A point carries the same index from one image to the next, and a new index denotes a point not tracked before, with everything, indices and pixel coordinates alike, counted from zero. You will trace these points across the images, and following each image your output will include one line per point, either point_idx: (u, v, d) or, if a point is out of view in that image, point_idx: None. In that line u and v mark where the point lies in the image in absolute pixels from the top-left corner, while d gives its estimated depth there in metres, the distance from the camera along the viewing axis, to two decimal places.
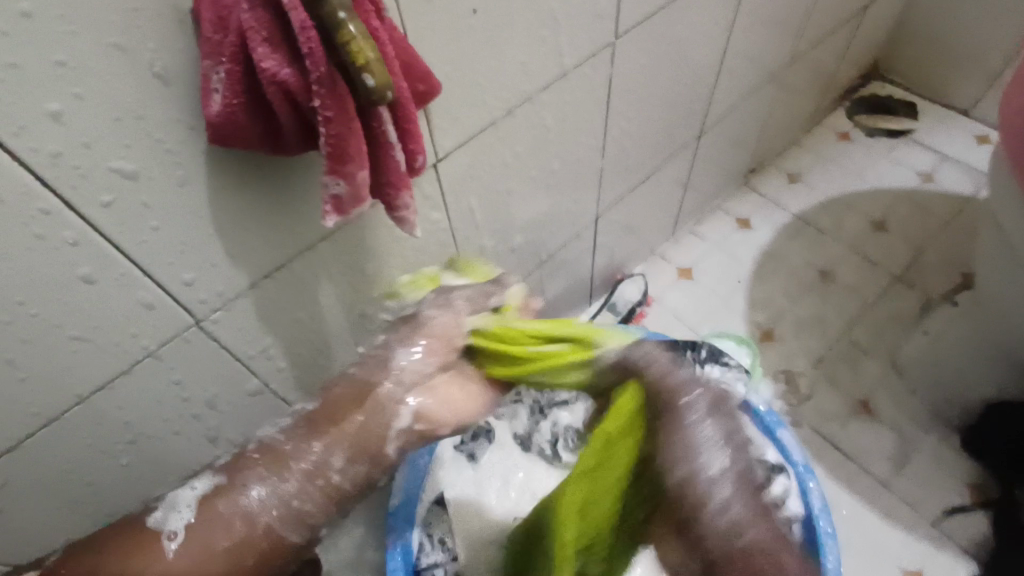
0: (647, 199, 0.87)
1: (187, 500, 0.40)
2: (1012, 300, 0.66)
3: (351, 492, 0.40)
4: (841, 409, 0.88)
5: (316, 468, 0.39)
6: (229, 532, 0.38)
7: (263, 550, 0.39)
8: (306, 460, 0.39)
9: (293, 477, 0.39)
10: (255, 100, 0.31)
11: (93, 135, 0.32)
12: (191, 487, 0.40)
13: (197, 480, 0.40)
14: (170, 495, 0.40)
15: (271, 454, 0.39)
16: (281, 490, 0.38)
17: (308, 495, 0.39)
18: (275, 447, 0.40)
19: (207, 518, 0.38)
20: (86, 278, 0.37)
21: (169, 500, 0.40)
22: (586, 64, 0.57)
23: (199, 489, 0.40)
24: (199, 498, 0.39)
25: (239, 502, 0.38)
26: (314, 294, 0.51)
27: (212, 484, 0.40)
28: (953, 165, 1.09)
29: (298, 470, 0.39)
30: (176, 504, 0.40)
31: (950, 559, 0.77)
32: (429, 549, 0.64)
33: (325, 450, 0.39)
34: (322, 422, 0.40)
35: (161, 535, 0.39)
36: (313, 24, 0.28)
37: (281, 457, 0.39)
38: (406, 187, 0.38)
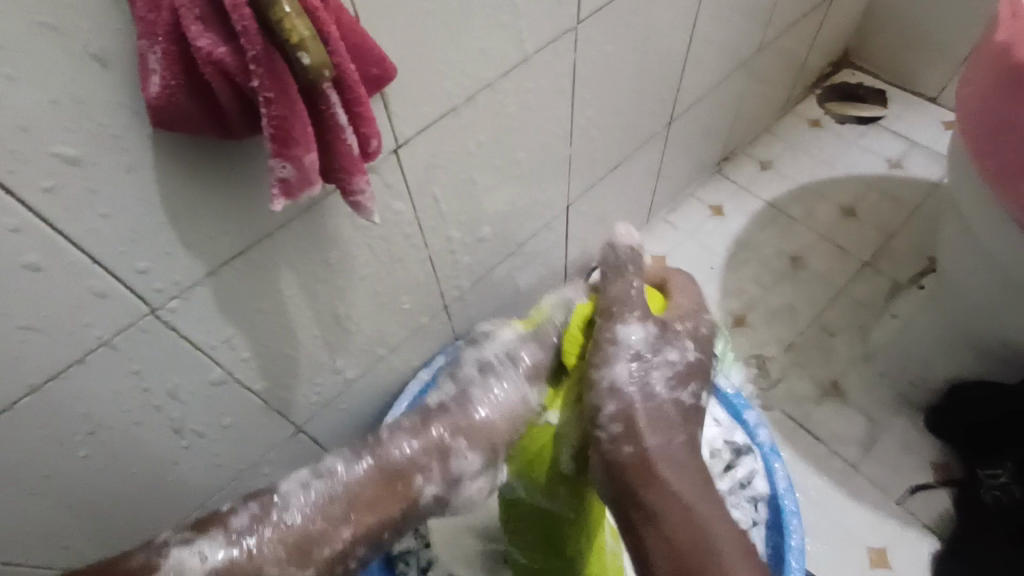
0: (617, 187, 0.87)
1: (200, 554, 0.46)
2: (975, 282, 0.67)
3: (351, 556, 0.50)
4: (811, 392, 0.90)
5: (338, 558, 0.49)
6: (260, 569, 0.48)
7: None
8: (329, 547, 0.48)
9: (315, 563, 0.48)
10: (194, 82, 0.31)
11: (29, 119, 0.31)
12: (200, 551, 0.46)
13: (205, 545, 0.46)
14: (177, 552, 0.45)
15: (271, 513, 0.49)
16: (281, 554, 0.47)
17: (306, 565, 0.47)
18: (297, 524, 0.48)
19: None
20: (31, 265, 0.36)
21: (174, 558, 0.45)
22: (548, 50, 0.56)
23: (213, 550, 0.46)
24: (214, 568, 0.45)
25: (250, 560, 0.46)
26: (276, 283, 0.51)
27: (225, 556, 0.46)
28: (921, 152, 1.10)
29: (321, 557, 0.48)
30: (182, 566, 0.45)
31: (915, 538, 0.79)
32: (403, 536, 0.72)
33: (352, 539, 0.49)
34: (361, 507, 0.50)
35: None
36: (246, 3, 0.28)
37: (308, 537, 0.48)
38: (359, 170, 0.38)
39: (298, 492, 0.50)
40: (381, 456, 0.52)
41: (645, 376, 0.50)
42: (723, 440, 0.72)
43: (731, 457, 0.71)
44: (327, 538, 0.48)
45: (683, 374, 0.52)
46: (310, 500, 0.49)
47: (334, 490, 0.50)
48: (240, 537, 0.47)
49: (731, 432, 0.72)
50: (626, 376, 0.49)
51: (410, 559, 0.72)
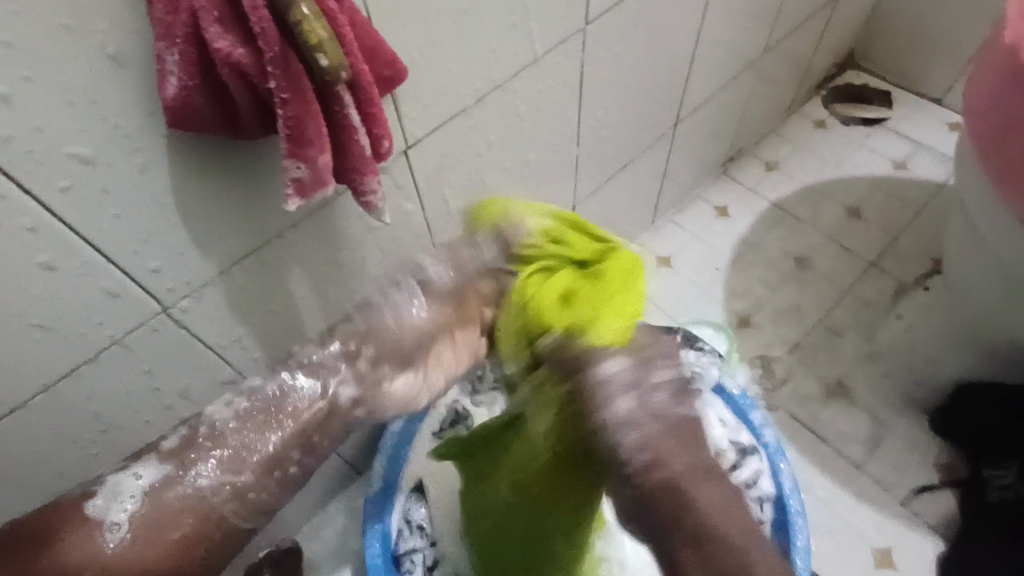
0: (624, 188, 0.87)
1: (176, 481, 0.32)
2: (981, 284, 0.67)
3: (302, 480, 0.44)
4: (816, 393, 0.90)
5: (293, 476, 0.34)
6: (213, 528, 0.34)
7: (215, 540, 0.40)
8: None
9: (253, 468, 0.41)
10: (211, 83, 0.31)
11: (46, 119, 0.31)
12: (135, 474, 0.40)
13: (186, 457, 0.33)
14: (111, 480, 0.40)
15: (223, 440, 0.42)
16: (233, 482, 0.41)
17: (266, 486, 0.42)
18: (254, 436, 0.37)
19: (152, 509, 0.39)
20: (46, 264, 0.36)
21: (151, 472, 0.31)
22: (558, 51, 0.56)
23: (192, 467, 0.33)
24: (145, 489, 0.39)
25: (184, 487, 0.40)
26: (286, 282, 0.51)
27: (158, 473, 0.40)
28: (927, 153, 1.10)
29: (259, 462, 0.41)
30: (117, 492, 0.39)
31: (921, 538, 0.79)
32: (408, 535, 0.72)
33: (284, 442, 0.43)
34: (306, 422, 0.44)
35: (100, 524, 0.38)
36: (265, 5, 0.28)
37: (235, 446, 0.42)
38: (371, 171, 0.38)
39: (222, 409, 0.44)
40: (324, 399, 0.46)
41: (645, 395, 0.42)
42: (729, 440, 0.71)
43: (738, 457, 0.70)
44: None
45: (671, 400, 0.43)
46: (235, 411, 0.43)
47: (256, 423, 0.43)
48: (176, 453, 0.41)
49: (737, 432, 0.71)
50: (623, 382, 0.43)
51: (417, 557, 0.71)
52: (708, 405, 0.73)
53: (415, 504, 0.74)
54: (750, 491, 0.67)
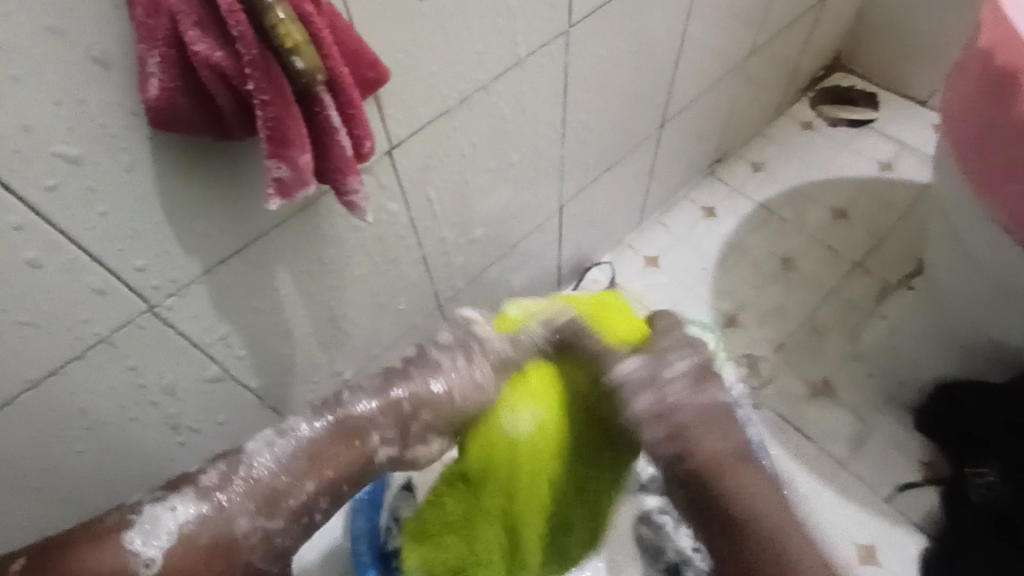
0: (611, 188, 0.88)
1: (167, 525, 0.45)
2: (960, 283, 0.68)
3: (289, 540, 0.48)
4: (801, 391, 0.91)
5: (306, 509, 0.48)
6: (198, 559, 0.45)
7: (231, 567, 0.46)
8: (297, 500, 0.48)
9: (281, 515, 0.47)
10: (193, 85, 0.32)
11: (32, 119, 0.32)
12: (173, 510, 0.45)
13: (177, 499, 0.46)
14: (148, 511, 0.45)
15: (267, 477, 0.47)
16: (265, 526, 0.47)
17: (290, 533, 0.48)
18: (260, 483, 0.47)
19: (180, 547, 0.45)
20: (32, 262, 0.37)
21: (148, 513, 0.45)
22: (541, 53, 0.57)
23: (182, 514, 0.45)
24: (178, 526, 0.45)
25: (213, 517, 0.46)
26: (272, 281, 0.52)
27: (198, 510, 0.46)
28: (911, 155, 1.12)
29: (287, 510, 0.47)
30: (156, 526, 0.45)
31: (903, 534, 0.80)
32: (396, 532, 0.73)
33: (316, 489, 0.48)
34: (320, 462, 0.48)
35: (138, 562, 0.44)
36: (242, 9, 0.29)
37: (269, 492, 0.47)
38: (353, 171, 0.39)
39: (262, 451, 0.48)
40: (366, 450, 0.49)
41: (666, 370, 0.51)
42: None
43: None
44: (293, 490, 0.47)
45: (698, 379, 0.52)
46: (271, 459, 0.48)
47: (297, 447, 0.48)
48: (213, 490, 0.46)
49: None
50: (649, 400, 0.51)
51: None
52: None
53: (403, 503, 0.74)
54: None
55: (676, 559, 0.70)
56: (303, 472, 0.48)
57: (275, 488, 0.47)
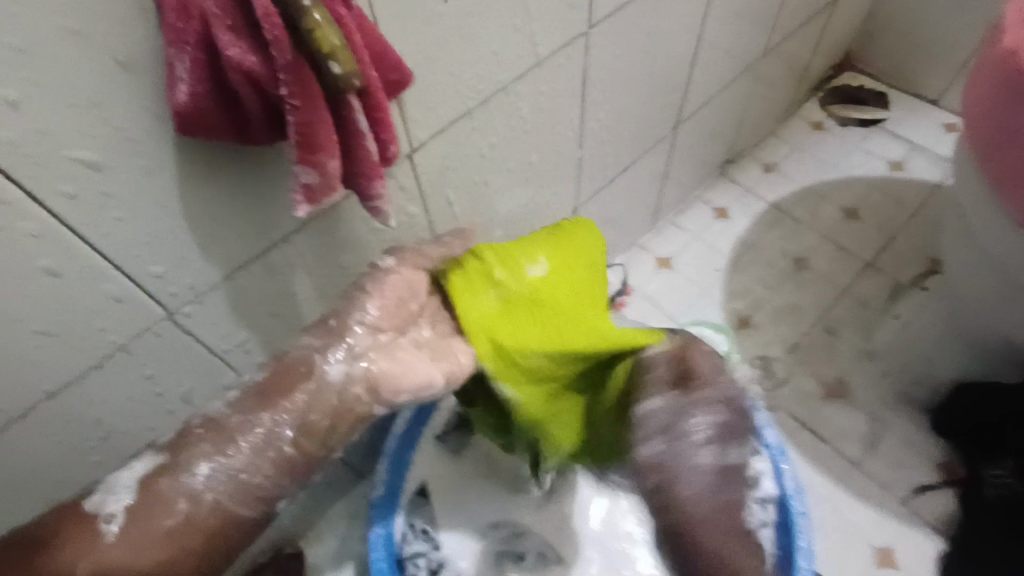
0: (625, 189, 0.88)
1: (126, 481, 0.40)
2: (979, 284, 0.68)
3: (303, 464, 0.42)
4: (816, 393, 0.90)
5: (268, 439, 0.41)
6: (171, 515, 0.38)
7: (209, 531, 0.39)
8: (258, 434, 0.40)
9: (240, 450, 0.40)
10: (221, 89, 0.31)
11: (52, 124, 0.31)
12: (130, 468, 0.40)
13: (138, 461, 0.40)
14: (109, 477, 0.40)
15: (220, 428, 0.40)
16: (222, 464, 0.39)
17: (259, 471, 0.40)
18: (224, 424, 0.41)
19: (149, 498, 0.38)
20: (50, 269, 0.36)
21: (108, 481, 0.40)
22: (560, 54, 0.57)
23: (137, 470, 0.40)
24: (139, 481, 0.39)
25: (180, 479, 0.39)
26: (290, 286, 0.51)
27: (153, 464, 0.40)
28: (924, 154, 1.11)
29: (247, 444, 0.40)
30: (114, 486, 0.39)
31: (920, 537, 0.80)
32: (412, 538, 0.70)
33: (276, 421, 0.41)
34: (272, 391, 0.42)
35: (97, 518, 0.38)
36: (278, 13, 0.28)
37: (229, 430, 0.40)
38: (378, 176, 0.38)
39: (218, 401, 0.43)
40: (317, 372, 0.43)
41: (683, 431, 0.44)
42: None
43: None
44: (251, 423, 0.41)
45: (727, 437, 0.45)
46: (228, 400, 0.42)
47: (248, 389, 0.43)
48: (171, 447, 0.41)
49: None
50: (652, 453, 0.44)
51: (420, 560, 0.70)
52: None
53: (418, 508, 0.72)
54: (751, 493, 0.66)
55: None
56: (261, 403, 0.41)
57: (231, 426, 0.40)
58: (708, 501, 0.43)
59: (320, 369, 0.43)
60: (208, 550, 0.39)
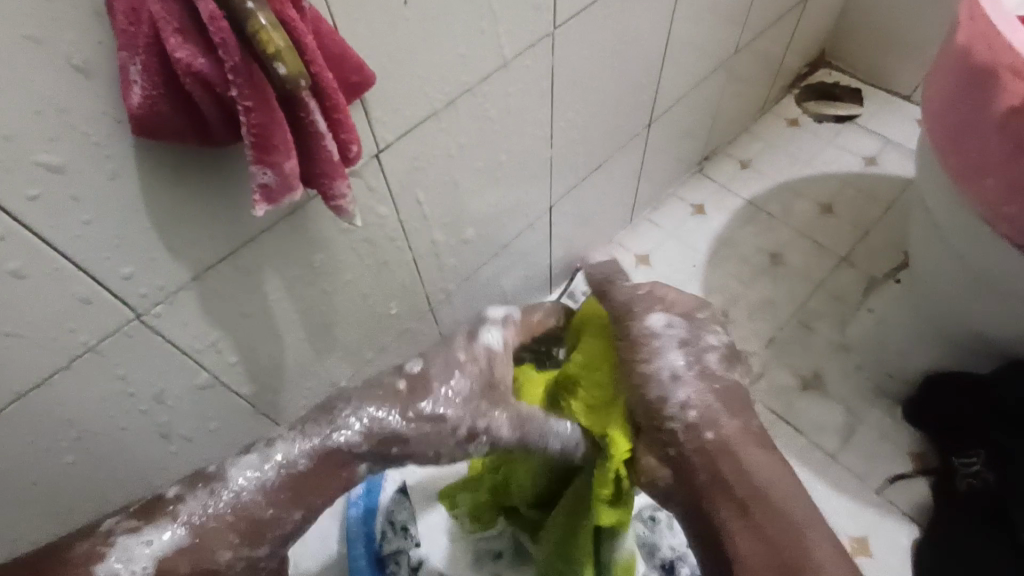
0: (600, 186, 0.89)
1: (144, 553, 0.35)
2: (944, 275, 0.69)
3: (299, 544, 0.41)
4: (792, 386, 0.91)
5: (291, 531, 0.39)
6: None
7: None
8: (283, 525, 0.38)
9: (266, 542, 0.37)
10: (176, 93, 0.32)
11: (12, 129, 0.32)
12: (148, 541, 0.36)
13: (152, 531, 0.36)
14: (122, 542, 0.36)
15: (245, 513, 0.37)
16: (247, 551, 0.37)
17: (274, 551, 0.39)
18: (248, 508, 0.38)
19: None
20: (16, 272, 0.37)
21: (121, 548, 0.35)
22: (526, 54, 0.57)
23: (159, 546, 0.36)
24: (156, 561, 0.35)
25: (203, 558, 0.36)
26: (261, 286, 0.52)
27: (174, 540, 0.36)
28: (896, 149, 1.13)
29: (272, 536, 0.38)
30: (129, 556, 0.35)
31: (894, 525, 0.81)
32: (392, 536, 0.72)
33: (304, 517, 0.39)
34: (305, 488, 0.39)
35: None
36: (224, 16, 0.29)
37: (255, 516, 0.37)
38: (339, 175, 0.39)
39: (246, 473, 0.39)
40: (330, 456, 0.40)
41: (699, 357, 0.43)
42: None
43: None
44: (279, 517, 0.38)
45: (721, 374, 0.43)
46: (258, 481, 0.38)
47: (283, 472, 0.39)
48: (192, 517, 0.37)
49: None
50: (681, 365, 0.42)
51: (401, 558, 0.70)
52: None
53: (397, 506, 0.74)
54: None
55: (668, 558, 0.69)
56: (293, 498, 0.38)
57: (259, 517, 0.37)
58: (736, 409, 0.41)
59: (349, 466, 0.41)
60: None
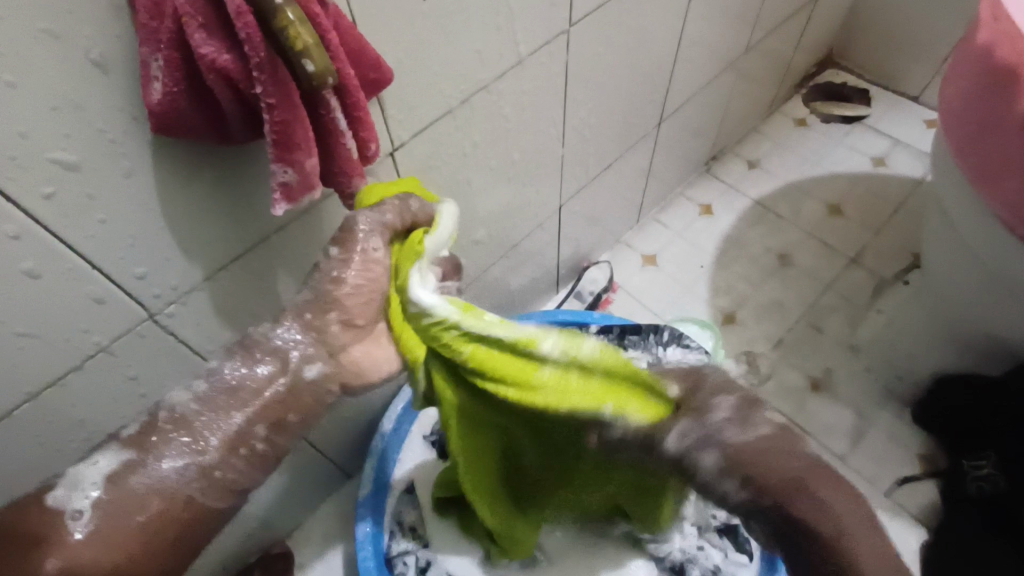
0: (611, 184, 0.88)
1: (93, 476, 0.34)
2: (957, 278, 0.69)
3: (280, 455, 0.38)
4: (800, 388, 0.91)
5: (240, 436, 0.36)
6: (143, 508, 0.34)
7: (186, 521, 0.35)
8: (227, 427, 0.35)
9: (215, 447, 0.35)
10: (196, 87, 0.31)
11: (29, 125, 0.31)
12: (95, 461, 0.35)
13: (100, 455, 0.35)
14: (72, 470, 0.34)
15: (187, 426, 0.35)
16: (199, 462, 0.35)
17: (233, 466, 0.36)
18: (194, 421, 0.35)
19: (117, 498, 0.34)
20: (30, 272, 0.36)
21: (71, 475, 0.34)
22: (542, 52, 0.57)
23: (104, 466, 0.34)
24: (106, 477, 0.34)
25: (149, 472, 0.34)
26: (273, 287, 0.51)
27: (120, 459, 0.35)
28: (905, 150, 1.12)
29: (219, 440, 0.35)
30: (78, 481, 0.34)
31: (903, 528, 0.81)
32: (400, 536, 0.71)
33: (249, 418, 0.36)
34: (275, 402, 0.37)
35: (63, 517, 0.33)
36: (250, 10, 0.28)
37: (199, 427, 0.35)
38: (358, 174, 0.38)
39: (185, 394, 0.36)
40: (289, 375, 0.38)
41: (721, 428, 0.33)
42: None
43: None
44: (219, 421, 0.36)
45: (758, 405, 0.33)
46: (194, 394, 0.36)
47: (219, 391, 0.36)
48: (148, 440, 0.35)
49: None
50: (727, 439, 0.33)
51: (409, 558, 0.70)
52: None
53: (405, 507, 0.73)
54: None
55: (678, 560, 0.67)
56: (231, 400, 0.36)
57: (200, 429, 0.35)
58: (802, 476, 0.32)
59: (295, 373, 0.38)
60: (184, 540, 0.35)
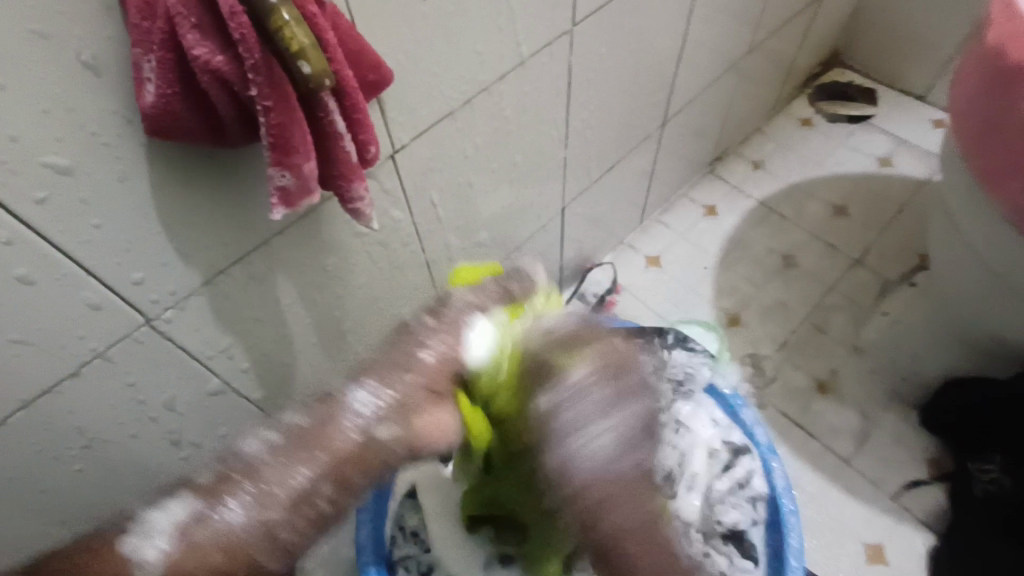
0: (613, 185, 0.87)
1: (162, 525, 0.32)
2: (965, 281, 0.68)
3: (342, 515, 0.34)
4: (806, 390, 0.90)
5: (303, 495, 0.32)
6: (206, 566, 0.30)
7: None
8: (292, 484, 0.32)
9: (278, 505, 0.31)
10: (191, 89, 0.31)
11: (21, 129, 0.30)
12: (168, 510, 0.32)
13: (175, 502, 0.32)
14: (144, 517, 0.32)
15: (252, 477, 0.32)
16: (264, 521, 0.31)
17: (295, 527, 0.32)
18: (258, 471, 0.32)
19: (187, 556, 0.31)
20: (23, 278, 0.35)
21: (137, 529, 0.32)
22: (544, 53, 0.56)
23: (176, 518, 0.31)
24: (178, 527, 0.31)
25: (213, 527, 0.31)
26: (272, 291, 0.50)
27: (192, 510, 0.32)
28: (910, 150, 1.11)
29: (282, 497, 0.31)
30: (149, 529, 0.31)
31: (911, 532, 0.80)
32: (402, 541, 0.71)
33: (313, 474, 0.32)
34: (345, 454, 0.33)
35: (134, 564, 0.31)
36: (244, 11, 0.28)
37: (263, 485, 0.32)
38: (357, 177, 0.37)
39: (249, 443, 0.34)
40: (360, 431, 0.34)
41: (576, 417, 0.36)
42: (720, 441, 0.67)
43: (730, 458, 0.66)
44: (285, 475, 0.32)
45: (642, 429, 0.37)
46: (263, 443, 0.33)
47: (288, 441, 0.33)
48: (202, 497, 0.32)
49: (728, 434, 0.67)
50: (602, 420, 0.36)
51: (411, 563, 0.70)
52: (699, 406, 0.68)
53: (408, 511, 0.73)
54: (741, 491, 0.64)
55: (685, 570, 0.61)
56: (300, 452, 0.33)
57: (264, 486, 0.32)
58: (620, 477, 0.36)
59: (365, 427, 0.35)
60: None
